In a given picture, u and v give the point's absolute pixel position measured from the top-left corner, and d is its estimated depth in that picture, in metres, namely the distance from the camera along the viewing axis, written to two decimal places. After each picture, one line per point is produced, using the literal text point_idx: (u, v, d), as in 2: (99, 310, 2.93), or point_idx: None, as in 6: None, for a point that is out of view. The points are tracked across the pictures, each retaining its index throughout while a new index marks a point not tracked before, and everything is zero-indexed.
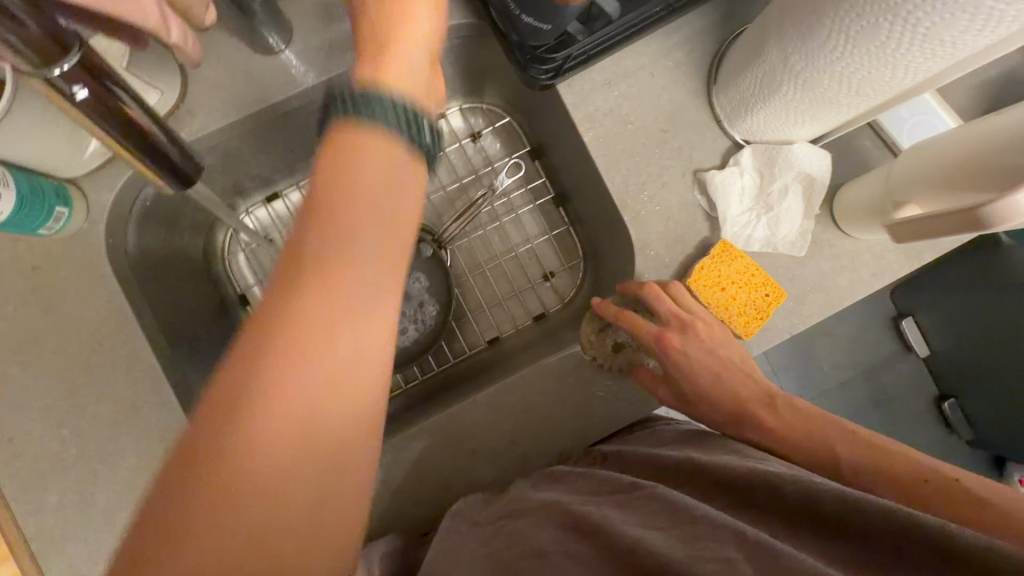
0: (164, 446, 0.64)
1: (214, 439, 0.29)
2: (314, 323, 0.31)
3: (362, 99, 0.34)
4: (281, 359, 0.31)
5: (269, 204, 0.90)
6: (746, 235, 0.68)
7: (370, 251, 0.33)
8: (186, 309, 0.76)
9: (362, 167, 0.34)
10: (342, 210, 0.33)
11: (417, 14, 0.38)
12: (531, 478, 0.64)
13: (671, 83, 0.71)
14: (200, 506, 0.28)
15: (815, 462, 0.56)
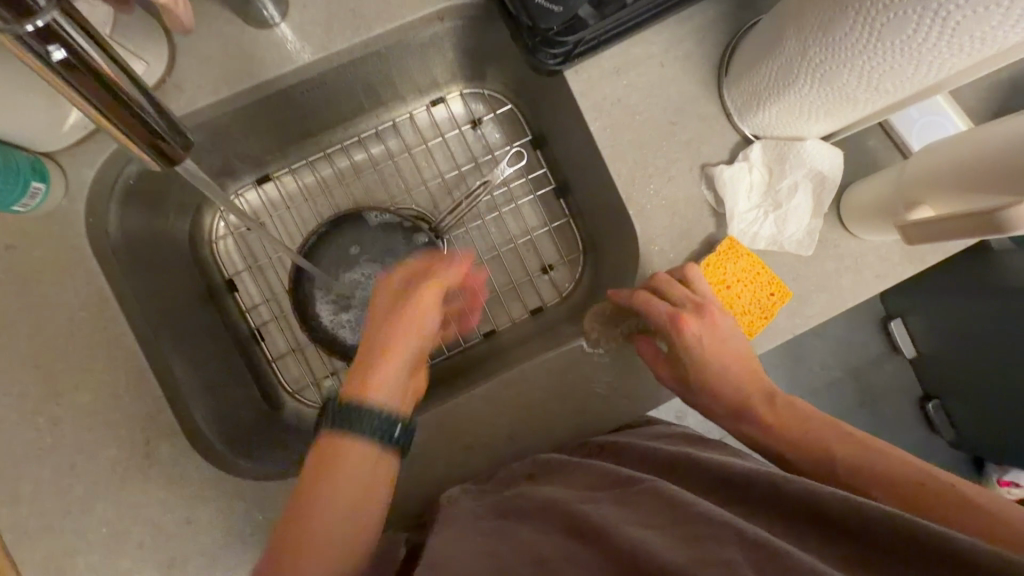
0: (146, 435, 0.61)
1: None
2: (332, 495, 0.48)
3: (352, 415, 0.51)
4: (312, 517, 0.47)
5: (260, 187, 0.87)
6: (753, 233, 0.66)
7: (363, 462, 0.51)
8: (170, 293, 0.73)
9: (348, 475, 0.49)
10: (339, 483, 0.49)
11: (406, 335, 0.55)
12: (524, 467, 0.63)
13: (681, 73, 0.69)
14: None
15: (813, 460, 0.55)
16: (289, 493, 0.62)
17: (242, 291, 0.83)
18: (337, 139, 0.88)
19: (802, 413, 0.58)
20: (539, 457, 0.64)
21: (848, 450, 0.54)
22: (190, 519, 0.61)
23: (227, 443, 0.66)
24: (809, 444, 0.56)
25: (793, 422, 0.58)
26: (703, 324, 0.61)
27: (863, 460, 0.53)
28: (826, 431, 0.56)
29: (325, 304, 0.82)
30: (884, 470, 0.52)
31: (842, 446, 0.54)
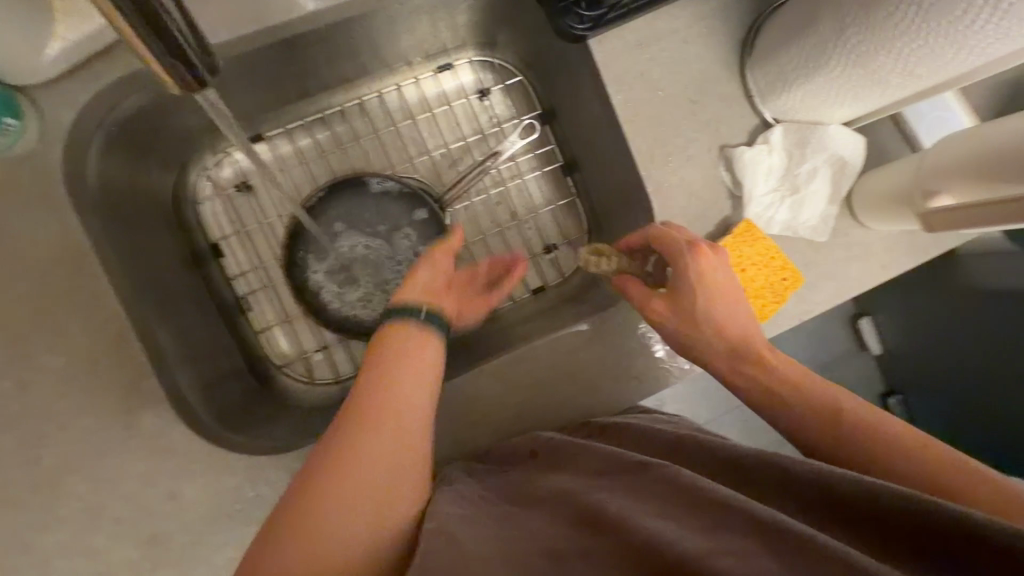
0: (128, 404, 0.57)
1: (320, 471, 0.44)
2: (387, 398, 0.49)
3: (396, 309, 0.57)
4: (365, 416, 0.47)
5: (251, 147, 0.80)
6: (768, 217, 0.66)
7: (416, 372, 0.51)
8: (153, 254, 0.67)
9: (410, 359, 0.52)
10: (396, 379, 0.50)
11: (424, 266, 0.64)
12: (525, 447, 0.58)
13: (704, 51, 0.67)
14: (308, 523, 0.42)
15: (820, 434, 0.51)
16: (283, 468, 0.59)
17: (229, 257, 0.78)
18: (335, 101, 0.83)
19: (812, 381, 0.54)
20: (541, 435, 0.59)
21: (859, 420, 0.49)
22: (174, 495, 0.57)
23: (216, 414, 0.62)
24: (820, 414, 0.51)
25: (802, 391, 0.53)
26: (721, 258, 0.58)
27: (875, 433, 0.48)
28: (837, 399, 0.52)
29: (319, 265, 0.78)
30: (895, 442, 0.47)
31: (857, 418, 0.49)
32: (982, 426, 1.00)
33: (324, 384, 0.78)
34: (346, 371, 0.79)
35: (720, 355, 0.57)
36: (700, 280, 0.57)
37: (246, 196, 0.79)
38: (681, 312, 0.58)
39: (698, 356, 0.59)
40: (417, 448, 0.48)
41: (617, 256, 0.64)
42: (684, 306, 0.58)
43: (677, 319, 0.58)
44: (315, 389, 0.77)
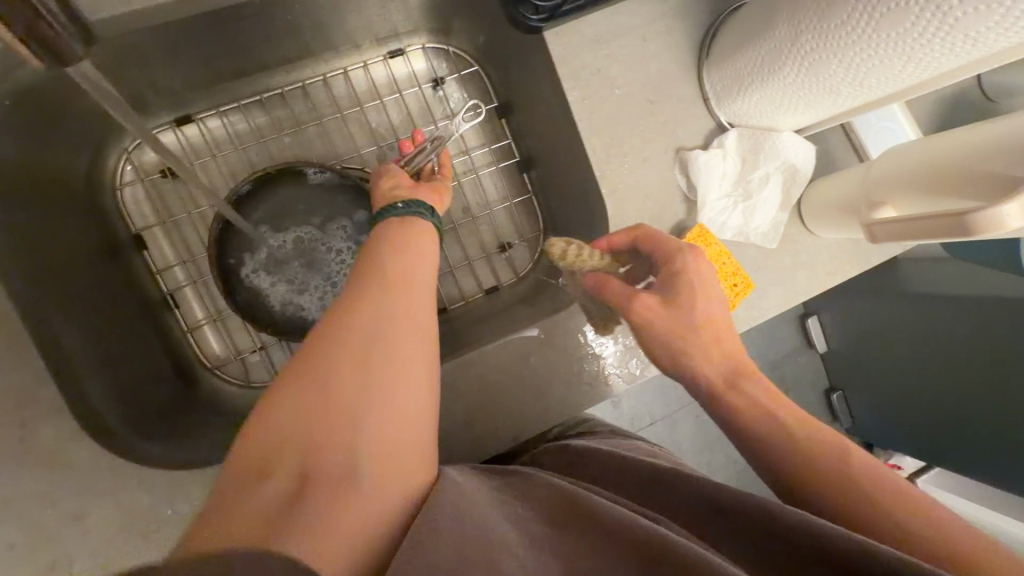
0: (22, 415, 0.51)
1: (320, 356, 0.42)
2: (383, 284, 0.47)
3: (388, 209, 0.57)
4: (361, 305, 0.45)
5: (179, 129, 0.73)
6: (721, 222, 0.65)
7: (414, 272, 0.49)
8: (59, 247, 0.60)
9: (404, 253, 0.51)
10: (390, 269, 0.48)
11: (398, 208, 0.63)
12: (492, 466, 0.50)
13: (662, 50, 0.66)
14: (311, 413, 0.40)
15: (812, 461, 0.46)
16: (205, 484, 0.54)
17: (153, 250, 0.72)
18: (275, 83, 0.76)
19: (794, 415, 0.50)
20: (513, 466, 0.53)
21: (837, 468, 0.46)
22: (78, 515, 0.51)
23: (132, 422, 0.57)
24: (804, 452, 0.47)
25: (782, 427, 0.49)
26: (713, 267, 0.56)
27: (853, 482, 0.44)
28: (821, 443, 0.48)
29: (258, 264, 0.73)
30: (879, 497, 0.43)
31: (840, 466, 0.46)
32: (914, 423, 1.06)
33: (260, 387, 0.72)
34: None
35: (709, 364, 0.53)
36: (700, 279, 0.54)
37: (173, 183, 0.72)
38: (676, 317, 0.53)
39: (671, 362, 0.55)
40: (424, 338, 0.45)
41: (595, 255, 0.58)
42: (682, 312, 0.53)
43: (667, 323, 0.53)
44: (250, 392, 0.72)
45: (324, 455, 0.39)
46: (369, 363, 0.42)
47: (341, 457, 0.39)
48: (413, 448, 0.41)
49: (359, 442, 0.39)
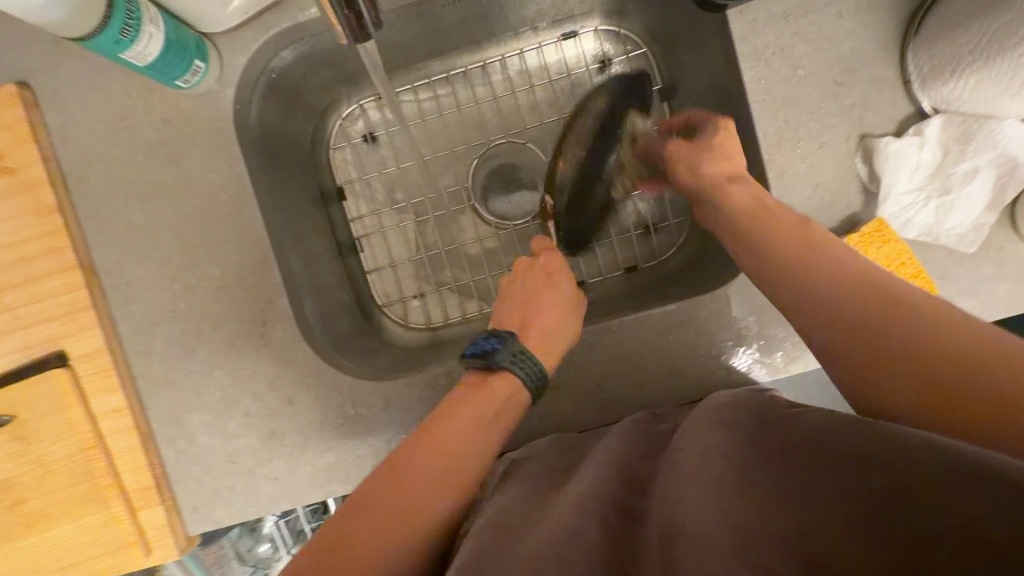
0: (263, 316, 0.66)
1: (416, 445, 0.53)
2: (468, 411, 0.56)
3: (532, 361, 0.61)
4: (451, 421, 0.55)
5: (381, 102, 0.84)
6: (906, 219, 0.60)
7: (488, 413, 0.56)
8: (291, 191, 0.75)
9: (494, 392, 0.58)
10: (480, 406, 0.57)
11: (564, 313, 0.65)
12: (627, 428, 0.59)
13: (859, 27, 0.61)
14: (382, 478, 0.50)
15: (807, 290, 0.49)
16: (379, 395, 0.66)
17: (350, 200, 0.85)
18: (461, 62, 0.85)
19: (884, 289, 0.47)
20: (634, 419, 0.61)
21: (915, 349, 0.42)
22: (291, 401, 0.66)
23: (331, 340, 0.72)
24: (884, 317, 0.45)
25: (787, 261, 0.52)
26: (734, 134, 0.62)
27: (945, 347, 0.41)
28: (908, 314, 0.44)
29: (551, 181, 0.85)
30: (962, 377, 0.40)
31: (924, 324, 0.43)
32: None
33: (416, 329, 0.84)
34: (438, 319, 0.84)
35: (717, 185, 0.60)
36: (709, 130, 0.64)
37: (370, 149, 0.85)
38: (693, 151, 0.63)
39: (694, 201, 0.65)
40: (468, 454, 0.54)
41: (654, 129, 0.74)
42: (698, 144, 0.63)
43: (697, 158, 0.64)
44: (409, 332, 0.84)
45: (369, 515, 0.48)
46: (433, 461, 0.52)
47: (371, 518, 0.48)
48: (412, 513, 0.49)
49: (387, 504, 0.49)
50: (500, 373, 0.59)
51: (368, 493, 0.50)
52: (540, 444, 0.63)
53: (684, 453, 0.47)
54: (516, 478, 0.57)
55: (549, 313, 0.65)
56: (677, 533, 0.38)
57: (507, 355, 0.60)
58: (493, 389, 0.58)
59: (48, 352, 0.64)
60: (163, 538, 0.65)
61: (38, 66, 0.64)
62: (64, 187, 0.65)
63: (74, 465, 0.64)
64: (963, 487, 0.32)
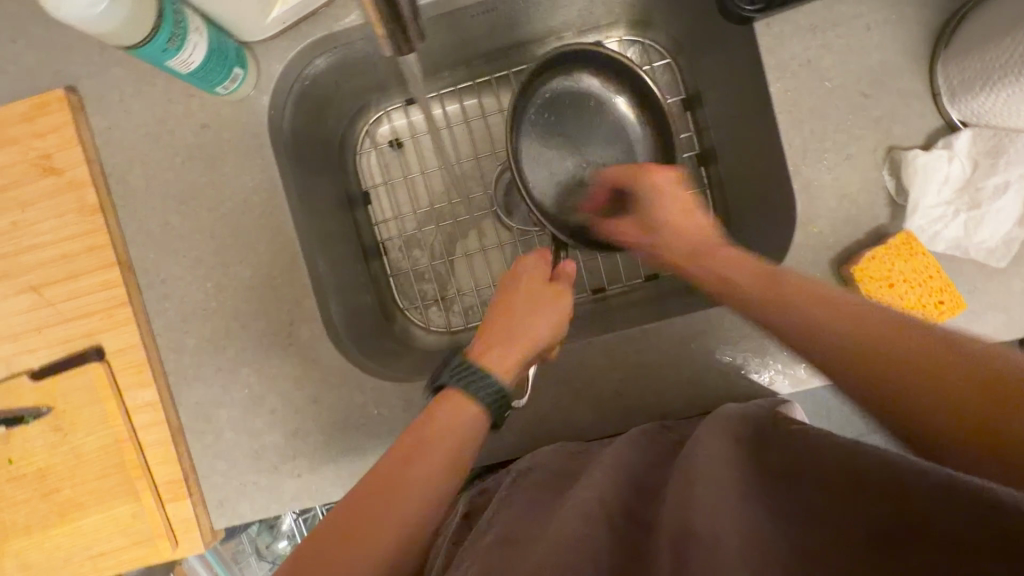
0: (291, 316, 0.67)
1: (388, 462, 0.51)
2: (439, 427, 0.54)
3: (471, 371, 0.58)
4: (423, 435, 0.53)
5: (408, 109, 0.87)
6: (933, 232, 0.59)
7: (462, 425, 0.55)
8: (320, 195, 0.77)
9: (449, 410, 0.56)
10: (452, 419, 0.55)
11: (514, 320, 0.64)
12: (634, 434, 0.60)
13: (889, 40, 0.61)
14: (353, 502, 0.47)
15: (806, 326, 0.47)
16: (401, 396, 0.67)
17: (375, 205, 0.87)
18: (486, 70, 0.87)
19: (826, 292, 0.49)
20: (648, 427, 0.62)
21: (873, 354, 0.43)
22: (315, 399, 0.67)
23: (354, 341, 0.73)
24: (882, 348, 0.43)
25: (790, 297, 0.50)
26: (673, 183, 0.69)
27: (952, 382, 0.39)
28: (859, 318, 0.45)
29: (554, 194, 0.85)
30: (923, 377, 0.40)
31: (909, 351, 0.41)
32: None
33: (436, 333, 0.85)
34: (458, 323, 0.85)
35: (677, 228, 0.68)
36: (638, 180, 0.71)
37: (396, 154, 0.87)
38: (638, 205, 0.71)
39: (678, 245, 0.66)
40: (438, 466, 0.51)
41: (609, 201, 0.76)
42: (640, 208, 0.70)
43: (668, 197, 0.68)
44: (429, 335, 0.85)
45: (340, 541, 0.45)
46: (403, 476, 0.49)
47: (342, 542, 0.44)
48: (383, 533, 0.46)
49: (356, 523, 0.46)
50: (443, 394, 0.58)
51: (341, 515, 0.47)
52: (541, 454, 0.63)
53: (692, 462, 0.47)
54: (518, 486, 0.58)
55: (504, 321, 0.64)
56: (694, 534, 0.38)
57: (448, 374, 0.59)
58: (457, 406, 0.56)
59: (86, 346, 0.66)
60: (189, 531, 0.67)
61: (85, 72, 0.67)
62: (106, 187, 0.67)
63: (107, 455, 0.66)
64: (966, 502, 0.34)
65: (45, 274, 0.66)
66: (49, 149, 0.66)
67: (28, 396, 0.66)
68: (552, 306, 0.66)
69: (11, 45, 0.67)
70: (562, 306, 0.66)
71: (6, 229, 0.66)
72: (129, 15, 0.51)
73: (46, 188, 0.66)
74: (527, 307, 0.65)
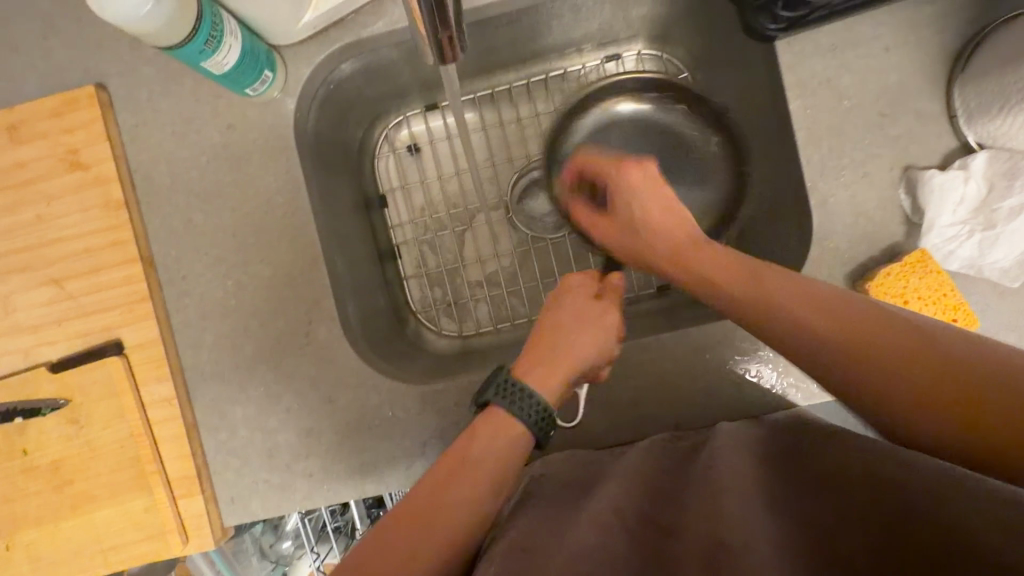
0: (310, 316, 0.68)
1: (434, 478, 0.55)
2: (483, 442, 0.57)
3: (515, 389, 0.60)
4: (467, 450, 0.56)
5: (427, 115, 0.88)
6: (948, 251, 0.60)
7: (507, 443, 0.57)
8: (340, 197, 0.78)
9: (494, 423, 0.58)
10: (496, 433, 0.58)
11: (566, 335, 0.64)
12: (652, 441, 0.62)
13: (907, 61, 0.62)
14: (402, 517, 0.52)
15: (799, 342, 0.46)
16: (416, 398, 0.68)
17: (391, 208, 0.88)
18: (506, 79, 0.88)
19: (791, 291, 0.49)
20: (658, 437, 0.63)
21: (884, 360, 0.42)
22: (330, 399, 0.68)
23: (370, 343, 0.74)
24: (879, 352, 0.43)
25: (786, 302, 0.48)
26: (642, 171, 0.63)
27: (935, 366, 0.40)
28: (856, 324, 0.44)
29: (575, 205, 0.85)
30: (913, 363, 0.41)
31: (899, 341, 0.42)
32: None
33: (447, 336, 0.86)
34: (471, 328, 0.86)
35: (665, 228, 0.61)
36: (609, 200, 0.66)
37: (414, 159, 0.88)
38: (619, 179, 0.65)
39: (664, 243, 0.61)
40: (482, 482, 0.54)
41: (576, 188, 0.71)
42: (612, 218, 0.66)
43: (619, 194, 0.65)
44: (442, 339, 0.85)
45: (390, 554, 0.49)
46: (448, 493, 0.53)
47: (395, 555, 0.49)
48: (432, 546, 0.50)
49: (406, 537, 0.50)
50: (490, 408, 0.59)
51: (392, 528, 0.51)
52: (554, 462, 0.63)
53: (716, 477, 0.49)
54: (537, 489, 0.59)
55: (550, 336, 0.64)
56: (725, 542, 0.40)
57: (495, 388, 0.60)
58: (499, 423, 0.58)
59: (105, 340, 0.67)
60: (201, 528, 0.67)
61: (116, 69, 0.68)
62: (130, 183, 0.68)
63: (121, 449, 0.67)
64: (979, 519, 0.36)
65: (68, 267, 0.67)
66: (77, 144, 0.67)
67: (46, 387, 0.67)
68: (597, 324, 0.65)
69: (44, 41, 0.68)
70: (610, 323, 0.65)
71: (30, 222, 0.67)
72: (171, 16, 0.52)
73: (72, 183, 0.67)
74: (572, 324, 0.65)
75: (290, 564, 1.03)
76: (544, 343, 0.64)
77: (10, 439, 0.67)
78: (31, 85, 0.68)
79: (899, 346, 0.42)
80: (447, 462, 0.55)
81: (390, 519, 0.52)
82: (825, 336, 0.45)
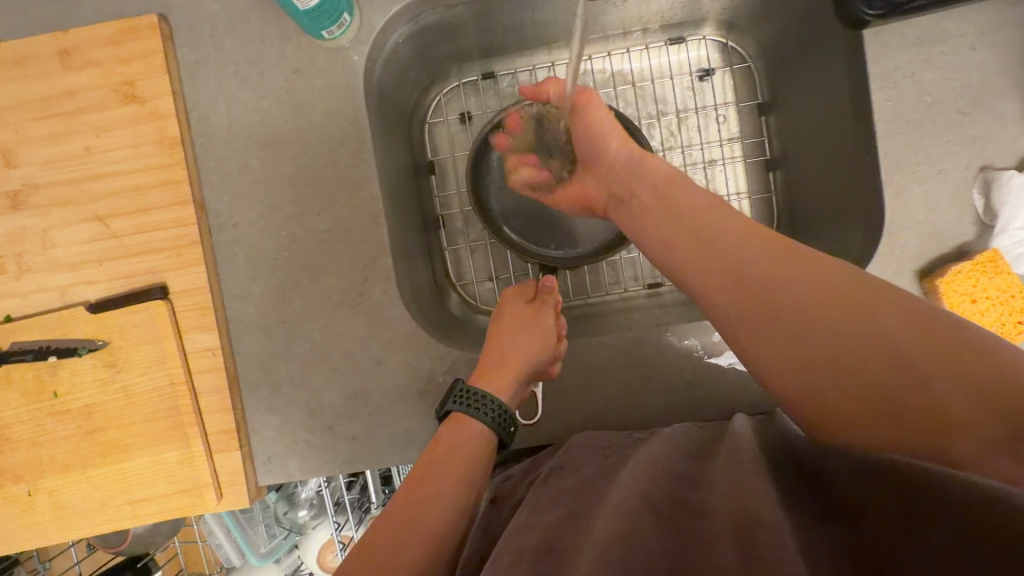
0: (365, 274, 0.66)
1: (419, 472, 0.53)
2: (458, 437, 0.57)
3: (475, 396, 0.59)
4: (444, 444, 0.56)
5: (481, 83, 0.85)
6: (1019, 253, 0.62)
7: (478, 431, 0.58)
8: (395, 158, 0.75)
9: (462, 427, 0.58)
10: (470, 426, 0.58)
11: (505, 350, 0.64)
12: (678, 427, 0.59)
13: (991, 61, 0.62)
14: (392, 511, 0.50)
15: (731, 301, 0.44)
16: (467, 366, 0.66)
17: (439, 176, 0.85)
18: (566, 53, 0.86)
19: (816, 260, 0.43)
20: (676, 427, 0.59)
21: (833, 353, 0.39)
22: (380, 361, 0.66)
23: (419, 307, 0.72)
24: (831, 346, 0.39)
25: (742, 278, 0.44)
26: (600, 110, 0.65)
27: (901, 372, 0.36)
28: (807, 305, 0.40)
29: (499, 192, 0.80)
30: (884, 370, 0.37)
31: (854, 326, 0.38)
32: None
33: (486, 311, 0.84)
34: None
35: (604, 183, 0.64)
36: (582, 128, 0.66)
37: (463, 129, 0.85)
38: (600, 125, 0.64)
39: (637, 192, 0.57)
40: (462, 470, 0.54)
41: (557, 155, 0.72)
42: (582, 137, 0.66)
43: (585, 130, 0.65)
44: (481, 313, 0.84)
45: (393, 548, 0.46)
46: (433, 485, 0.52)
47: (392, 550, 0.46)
48: (425, 529, 0.48)
49: (400, 527, 0.48)
50: (450, 417, 0.59)
51: (387, 523, 0.49)
52: (573, 449, 0.60)
53: (752, 464, 0.44)
54: (564, 469, 0.56)
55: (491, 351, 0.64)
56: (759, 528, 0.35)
57: (456, 400, 0.59)
58: (470, 430, 0.58)
59: (149, 283, 0.64)
60: (236, 484, 0.65)
61: (179, 1, 0.65)
62: (186, 122, 0.65)
63: (159, 397, 0.64)
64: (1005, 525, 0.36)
65: (114, 204, 0.64)
66: (133, 76, 0.64)
67: (83, 328, 0.64)
68: (536, 333, 0.65)
69: None
70: (548, 321, 0.66)
71: (77, 153, 0.64)
72: None
73: (125, 116, 0.64)
74: (512, 333, 0.65)
75: (301, 534, 1.00)
76: (487, 359, 0.64)
77: (42, 381, 0.64)
78: (87, 12, 0.65)
79: (859, 340, 0.38)
80: (427, 458, 0.55)
81: (385, 516, 0.50)
82: (769, 336, 0.42)
